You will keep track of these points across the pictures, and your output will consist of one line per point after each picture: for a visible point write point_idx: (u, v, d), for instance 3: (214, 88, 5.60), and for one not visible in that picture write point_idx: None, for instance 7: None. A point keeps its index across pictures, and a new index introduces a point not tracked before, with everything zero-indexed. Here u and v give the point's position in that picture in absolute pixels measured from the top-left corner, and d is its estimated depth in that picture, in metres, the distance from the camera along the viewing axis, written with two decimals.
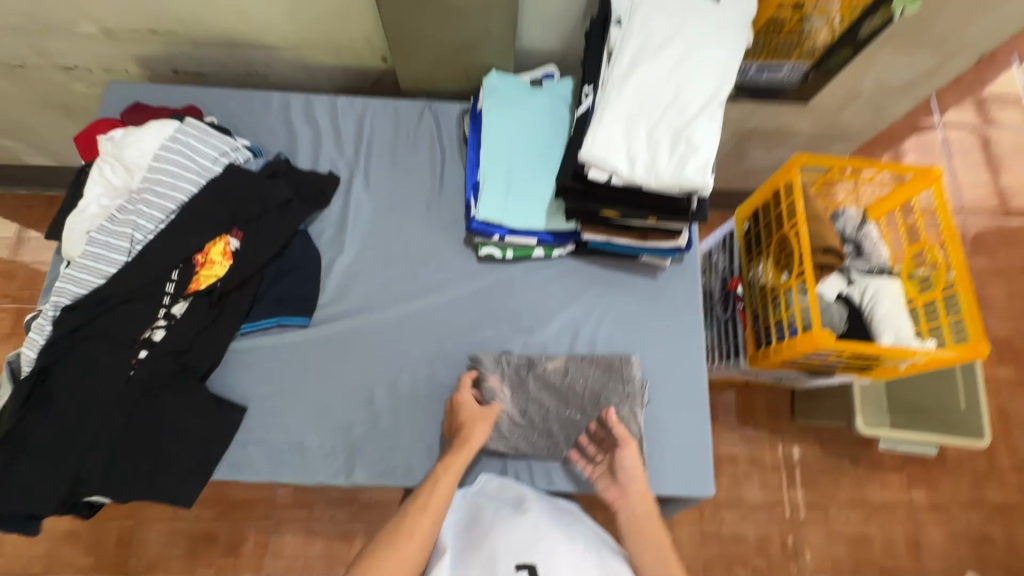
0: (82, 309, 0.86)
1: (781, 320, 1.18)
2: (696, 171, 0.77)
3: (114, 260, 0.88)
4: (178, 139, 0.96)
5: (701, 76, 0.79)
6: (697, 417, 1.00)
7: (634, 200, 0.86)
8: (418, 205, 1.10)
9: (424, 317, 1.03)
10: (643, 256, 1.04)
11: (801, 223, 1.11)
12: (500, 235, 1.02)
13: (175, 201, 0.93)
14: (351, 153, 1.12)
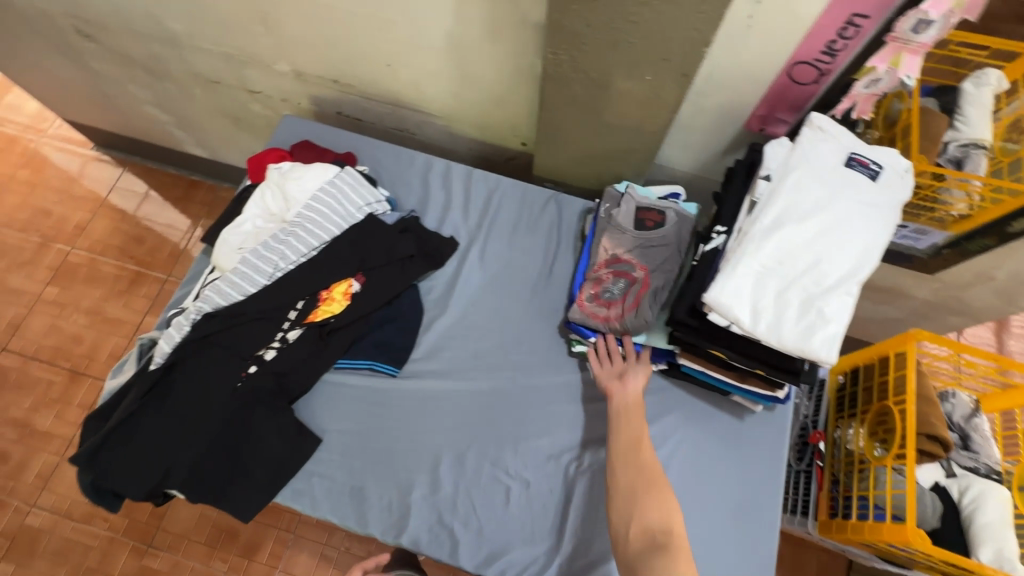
0: (218, 318, 0.95)
1: (866, 496, 1.10)
2: (822, 342, 0.76)
3: (255, 279, 0.97)
4: (334, 184, 1.06)
5: (844, 249, 0.79)
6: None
7: (746, 349, 0.86)
8: (524, 287, 1.15)
9: (504, 397, 1.06)
10: (734, 395, 1.03)
11: (910, 403, 1.05)
12: (597, 338, 1.03)
13: (317, 237, 1.02)
14: (474, 223, 1.20)
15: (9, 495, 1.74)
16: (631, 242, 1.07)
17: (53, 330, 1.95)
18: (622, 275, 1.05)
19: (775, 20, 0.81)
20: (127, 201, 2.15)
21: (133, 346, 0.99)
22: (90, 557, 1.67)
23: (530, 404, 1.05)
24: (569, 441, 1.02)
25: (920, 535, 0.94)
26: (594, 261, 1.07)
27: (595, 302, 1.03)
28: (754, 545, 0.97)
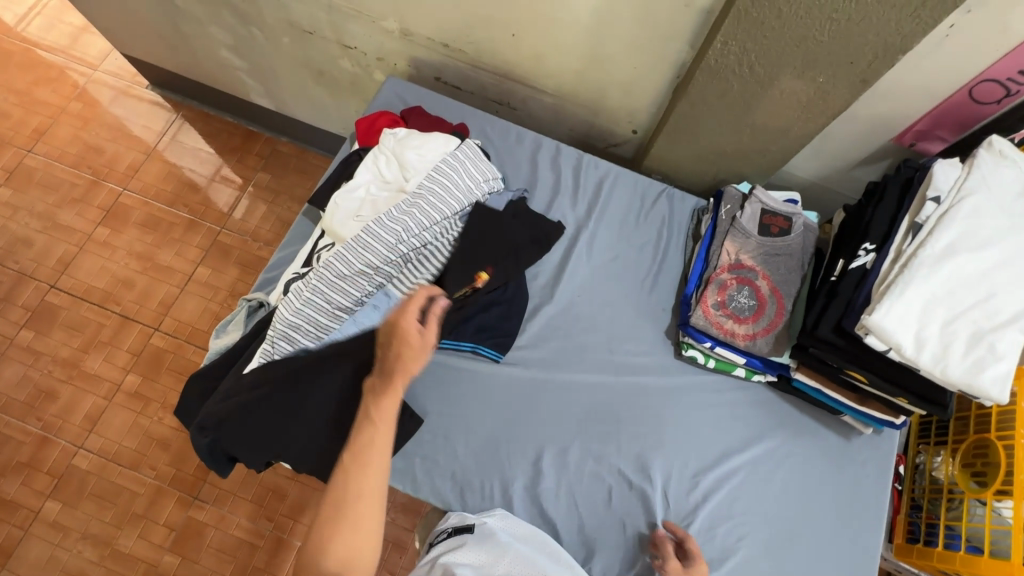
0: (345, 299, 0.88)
1: (955, 527, 1.09)
2: (993, 380, 0.73)
3: (375, 249, 0.89)
4: (456, 156, 1.01)
5: (1020, 285, 0.76)
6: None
7: (891, 375, 0.83)
8: (631, 282, 1.11)
9: (609, 393, 1.03)
10: (845, 415, 1.01)
11: (1019, 440, 1.03)
12: (712, 344, 1.00)
13: (438, 210, 0.95)
14: (583, 211, 1.15)
15: (56, 434, 1.73)
16: (754, 249, 1.03)
17: (103, 272, 1.91)
18: (746, 286, 1.01)
19: (979, 31, 0.76)
20: (183, 145, 2.09)
21: (238, 306, 0.95)
22: (136, 503, 1.67)
23: (634, 403, 1.03)
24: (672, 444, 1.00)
25: None
26: (715, 265, 1.03)
27: (719, 312, 0.99)
28: (856, 566, 0.96)
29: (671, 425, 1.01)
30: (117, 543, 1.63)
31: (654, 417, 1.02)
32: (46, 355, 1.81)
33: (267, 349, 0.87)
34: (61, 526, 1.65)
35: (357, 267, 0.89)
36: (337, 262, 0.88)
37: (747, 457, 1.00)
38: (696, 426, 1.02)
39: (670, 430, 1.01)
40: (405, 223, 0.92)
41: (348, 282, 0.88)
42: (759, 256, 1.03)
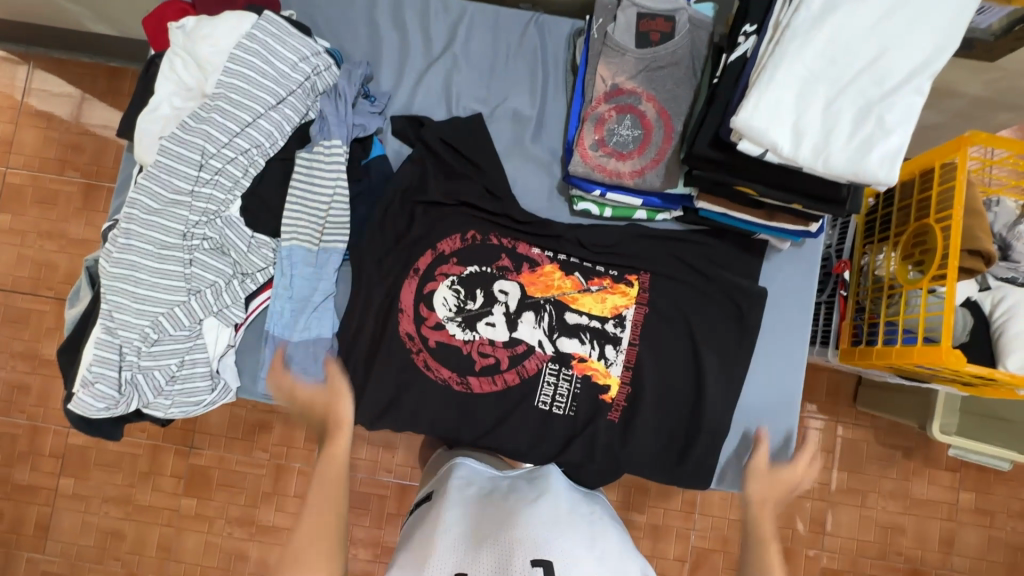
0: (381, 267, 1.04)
1: (895, 321, 1.05)
2: (880, 162, 0.62)
3: (183, 173, 0.79)
4: (256, 37, 0.83)
5: (911, 36, 0.62)
6: (784, 427, 0.95)
7: (779, 181, 0.72)
8: (509, 143, 0.98)
9: (530, 259, 0.95)
10: (760, 235, 0.92)
11: (956, 219, 0.94)
12: (603, 191, 0.89)
13: (249, 111, 0.82)
14: (441, 70, 0.99)
15: (44, 422, 1.78)
16: (632, 68, 0.87)
17: (22, 260, 1.83)
18: (627, 115, 0.87)
19: None
20: (47, 103, 1.86)
21: (80, 270, 0.87)
22: (140, 463, 1.77)
23: (564, 271, 0.95)
24: (627, 305, 0.94)
25: (959, 355, 0.89)
26: (591, 98, 0.88)
27: (599, 152, 0.87)
28: (780, 418, 0.95)
29: (604, 275, 0.95)
30: (136, 499, 1.76)
31: (587, 279, 0.95)
32: (3, 352, 1.81)
33: (108, 308, 0.78)
34: (82, 496, 1.77)
35: (172, 197, 0.79)
36: (143, 197, 0.78)
37: (669, 330, 0.94)
38: (643, 275, 0.95)
39: (608, 282, 0.94)
40: (205, 132, 0.79)
41: (163, 215, 0.79)
42: (640, 75, 0.87)
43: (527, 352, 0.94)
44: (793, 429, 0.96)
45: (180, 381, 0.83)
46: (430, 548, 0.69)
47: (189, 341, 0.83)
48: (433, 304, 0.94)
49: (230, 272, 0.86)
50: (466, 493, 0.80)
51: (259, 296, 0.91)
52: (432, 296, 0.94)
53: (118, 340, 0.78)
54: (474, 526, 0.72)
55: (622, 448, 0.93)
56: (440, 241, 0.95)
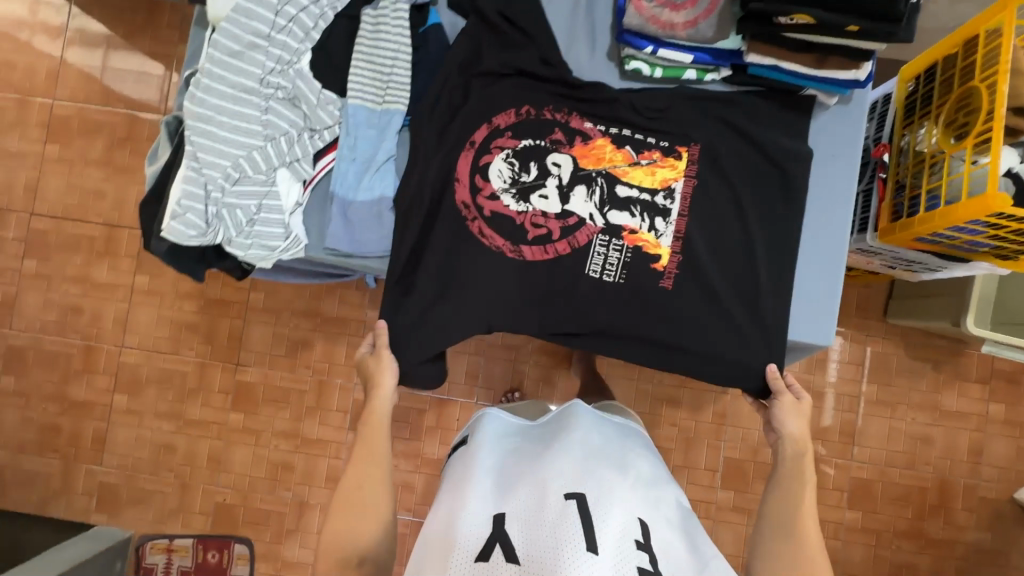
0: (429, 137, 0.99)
1: (937, 189, 1.07)
2: None
3: (261, 18, 0.83)
4: None
5: None
6: (825, 304, 0.98)
7: (835, 3, 0.75)
8: (559, 14, 1.00)
9: (582, 133, 0.98)
10: (808, 91, 0.95)
11: (1003, 75, 0.95)
12: (654, 47, 0.92)
13: None
14: None
15: (97, 341, 1.87)
16: None
17: (71, 189, 1.90)
18: None
19: None
20: (83, 61, 1.92)
21: (160, 127, 0.92)
22: (189, 379, 1.85)
23: (615, 144, 0.98)
24: (675, 172, 0.97)
25: (1004, 198, 0.91)
26: None
27: (652, 4, 0.89)
28: (826, 275, 0.98)
29: (654, 148, 0.97)
30: (186, 415, 1.85)
31: (637, 152, 0.97)
32: (57, 276, 1.89)
33: (193, 148, 0.83)
34: (135, 411, 1.86)
35: (250, 40, 0.83)
36: (224, 39, 0.82)
37: (718, 200, 0.97)
38: (693, 147, 0.97)
39: (658, 155, 0.97)
40: None
41: (242, 59, 0.83)
42: None
43: (577, 225, 0.97)
44: (839, 286, 0.99)
45: (258, 224, 0.88)
46: (482, 485, 0.92)
47: (265, 186, 0.88)
48: (489, 175, 0.98)
49: (301, 125, 0.90)
50: (506, 447, 1.02)
51: (326, 157, 0.95)
52: (488, 168, 0.98)
53: (203, 178, 0.83)
54: (515, 468, 0.94)
55: (669, 319, 0.96)
56: (496, 115, 0.98)
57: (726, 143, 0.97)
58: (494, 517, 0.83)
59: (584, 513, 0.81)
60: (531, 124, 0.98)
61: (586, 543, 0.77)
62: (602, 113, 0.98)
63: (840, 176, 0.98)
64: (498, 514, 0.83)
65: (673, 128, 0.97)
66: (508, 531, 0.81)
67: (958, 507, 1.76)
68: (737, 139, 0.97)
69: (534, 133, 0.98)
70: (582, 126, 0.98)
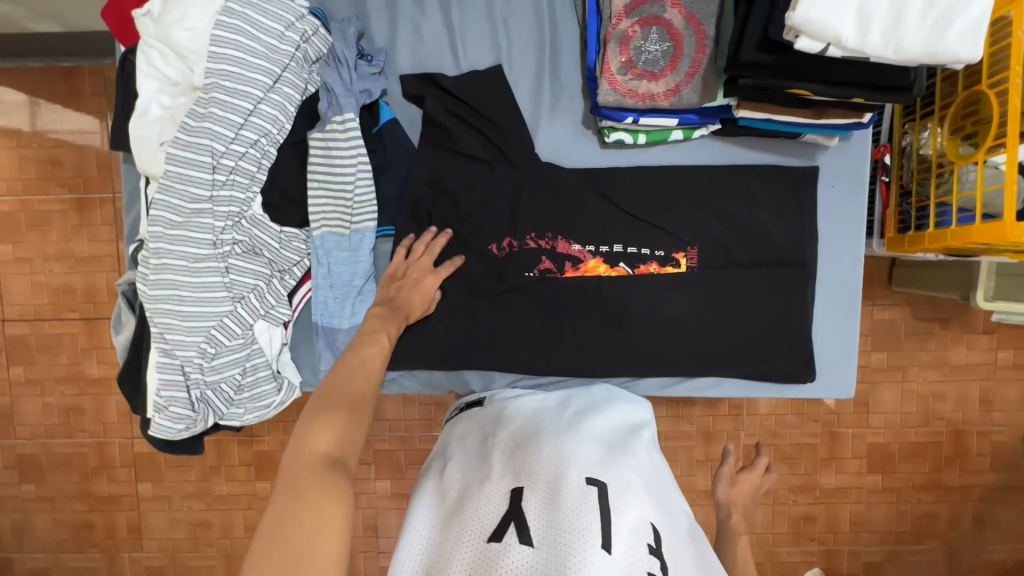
0: None
1: (945, 201, 1.01)
2: (961, 35, 0.56)
3: (197, 179, 0.74)
4: (233, 12, 0.75)
5: None
6: (846, 391, 0.95)
7: (838, 76, 0.66)
8: (521, 92, 0.90)
9: (571, 257, 0.91)
10: (805, 135, 0.87)
11: (1013, 81, 0.87)
12: (635, 117, 0.83)
13: (249, 97, 0.75)
14: (434, 11, 0.89)
15: (107, 436, 1.79)
16: None
17: (38, 288, 1.70)
18: (652, 28, 0.79)
19: None
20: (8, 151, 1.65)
21: (117, 296, 0.84)
22: (208, 457, 1.82)
23: (608, 263, 0.91)
24: (679, 286, 0.90)
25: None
26: (609, 15, 0.80)
27: (627, 75, 0.79)
28: (845, 327, 0.93)
29: (651, 259, 0.91)
30: (213, 491, 1.83)
31: (633, 267, 0.91)
32: (47, 379, 1.75)
33: (159, 330, 0.77)
34: (163, 495, 1.84)
35: (193, 206, 0.74)
36: (162, 212, 0.74)
37: (728, 301, 0.90)
38: (691, 251, 0.90)
39: (655, 267, 0.91)
40: (209, 130, 0.73)
41: (188, 228, 0.75)
42: None
43: (585, 357, 0.92)
44: (856, 339, 0.94)
45: (247, 389, 0.83)
46: (489, 454, 0.72)
47: (245, 348, 0.81)
48: (482, 321, 0.92)
49: (268, 272, 0.83)
50: (523, 403, 0.82)
51: (301, 290, 0.88)
52: (480, 313, 0.92)
53: (178, 360, 0.77)
54: (531, 434, 0.74)
55: None
56: (476, 257, 0.91)
57: (727, 239, 0.90)
58: (494, 492, 0.65)
59: (602, 507, 0.62)
60: (516, 258, 0.91)
61: (601, 539, 0.58)
62: (591, 235, 0.91)
63: (846, 217, 0.91)
64: (515, 490, 0.64)
65: (669, 230, 0.90)
66: (525, 507, 0.62)
67: (973, 454, 1.79)
68: (739, 233, 0.90)
69: (521, 261, 0.91)
70: (571, 248, 0.91)
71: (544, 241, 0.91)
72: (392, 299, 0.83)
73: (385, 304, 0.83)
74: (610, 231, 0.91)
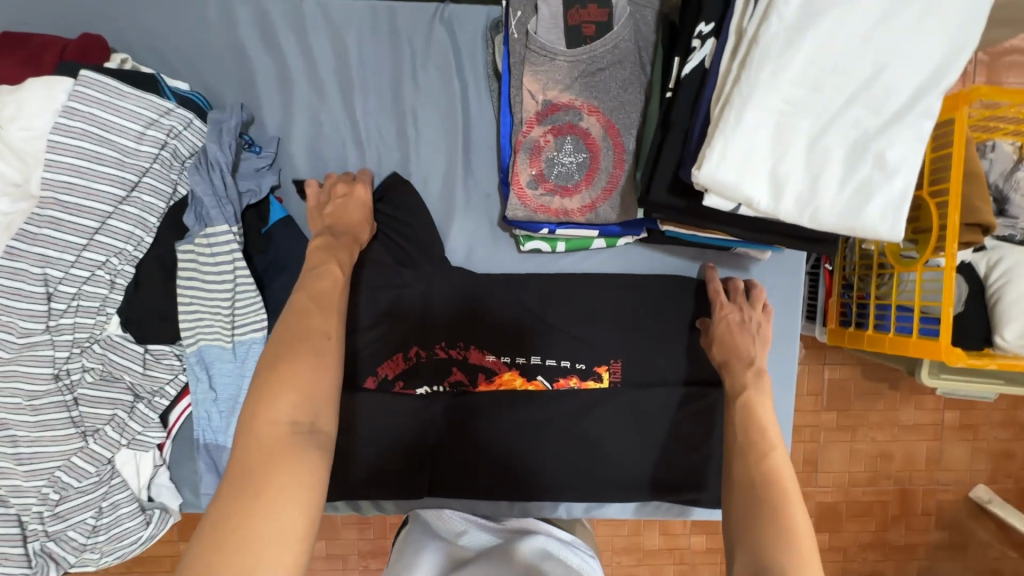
0: None
1: (887, 303, 0.96)
2: (882, 208, 0.49)
3: (28, 308, 0.63)
4: (76, 111, 0.64)
5: (912, 45, 0.47)
6: None
7: (758, 222, 0.59)
8: (432, 188, 0.82)
9: (485, 368, 0.83)
10: (737, 248, 0.80)
11: (955, 195, 0.82)
12: (551, 229, 0.75)
13: (95, 211, 0.65)
14: (334, 98, 0.80)
15: None
16: (566, 75, 0.70)
17: None
18: (566, 137, 0.71)
19: None
20: None
21: None
22: None
23: (525, 376, 0.83)
24: (600, 404, 0.83)
25: (958, 352, 0.82)
26: (521, 121, 0.71)
27: (539, 189, 0.72)
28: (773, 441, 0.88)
29: (571, 372, 0.83)
30: None
31: (551, 381, 0.83)
32: None
33: None
34: None
35: (24, 340, 0.64)
36: None
37: (653, 419, 0.83)
38: (614, 363, 0.83)
39: (575, 381, 0.83)
40: (43, 253, 0.63)
41: (21, 362, 0.64)
42: (574, 84, 0.70)
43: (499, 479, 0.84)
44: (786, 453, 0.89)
45: (104, 531, 0.72)
46: None
47: (100, 487, 0.71)
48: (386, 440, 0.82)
49: (130, 398, 0.73)
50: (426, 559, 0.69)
51: (179, 405, 0.77)
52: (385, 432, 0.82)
53: (13, 509, 0.67)
54: None
55: None
56: (378, 366, 0.82)
57: (654, 353, 0.84)
58: None
59: None
60: (426, 368, 0.83)
61: None
62: (508, 346, 0.83)
63: (780, 330, 0.85)
64: None
65: (591, 342, 0.83)
66: None
67: (919, 513, 1.74)
68: (667, 346, 0.84)
69: (430, 374, 0.83)
70: (484, 360, 0.83)
71: (456, 351, 0.83)
72: (328, 228, 0.73)
73: (327, 232, 0.72)
74: (528, 342, 0.83)
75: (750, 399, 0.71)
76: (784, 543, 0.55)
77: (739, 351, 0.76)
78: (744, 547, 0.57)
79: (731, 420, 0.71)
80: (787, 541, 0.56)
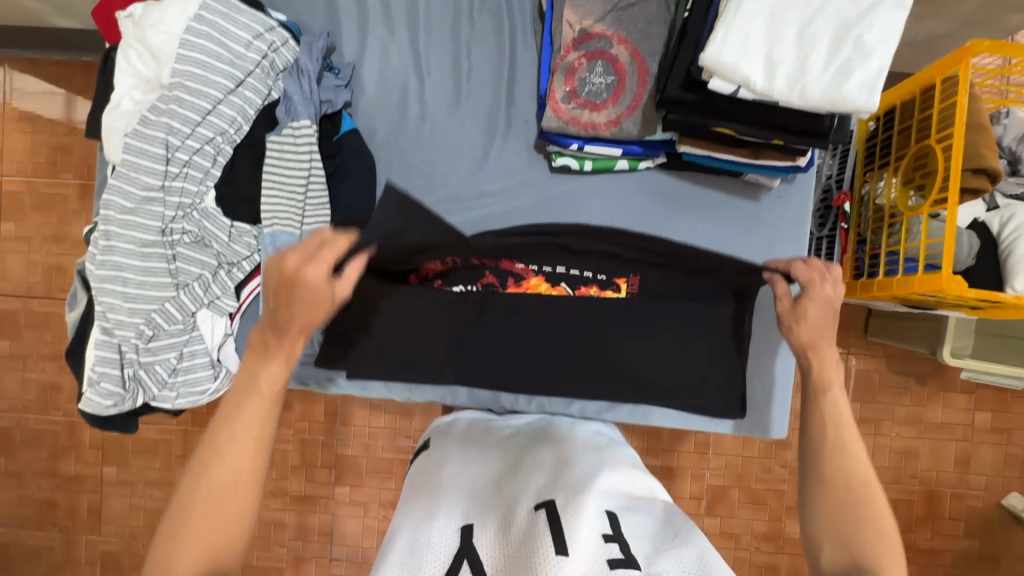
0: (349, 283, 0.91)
1: (896, 250, 1.02)
2: (859, 85, 0.58)
3: (151, 168, 0.79)
4: (204, 19, 0.80)
5: None
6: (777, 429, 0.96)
7: (761, 116, 0.68)
8: (478, 113, 0.95)
9: (514, 274, 0.92)
10: (748, 174, 0.89)
11: (958, 138, 0.88)
12: (580, 144, 0.86)
13: (209, 98, 0.80)
14: (402, 32, 0.94)
15: None
16: (600, 8, 0.82)
17: (32, 266, 1.52)
18: (598, 61, 0.82)
19: None
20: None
21: (73, 274, 0.89)
22: None
23: (550, 282, 0.91)
24: (616, 312, 0.90)
25: (959, 281, 0.87)
26: (559, 47, 0.84)
27: (572, 103, 0.83)
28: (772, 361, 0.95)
29: (592, 282, 0.91)
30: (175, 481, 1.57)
31: (573, 288, 0.92)
32: None
33: (102, 308, 0.80)
34: None
35: (144, 195, 0.79)
36: (116, 198, 0.78)
37: (667, 328, 0.90)
38: (633, 277, 0.90)
39: (595, 291, 0.91)
40: (166, 125, 0.79)
41: (139, 214, 0.80)
42: (607, 16, 0.82)
43: (519, 373, 0.94)
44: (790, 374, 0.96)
45: (182, 373, 0.85)
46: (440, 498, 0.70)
47: (184, 334, 0.85)
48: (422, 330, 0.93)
49: (214, 264, 0.86)
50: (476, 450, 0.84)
51: (249, 285, 0.89)
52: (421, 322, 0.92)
53: (115, 339, 0.81)
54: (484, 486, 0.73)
55: None
56: (423, 265, 0.90)
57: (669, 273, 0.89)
58: (446, 537, 0.62)
59: (554, 522, 0.60)
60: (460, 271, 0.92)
61: (554, 545, 0.56)
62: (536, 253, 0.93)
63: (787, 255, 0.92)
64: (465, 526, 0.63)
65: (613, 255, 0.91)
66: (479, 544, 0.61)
67: (947, 517, 1.49)
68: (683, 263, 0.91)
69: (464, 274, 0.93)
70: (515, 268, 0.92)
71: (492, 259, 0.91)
72: (276, 317, 0.63)
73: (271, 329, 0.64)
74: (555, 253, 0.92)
75: (835, 396, 0.71)
76: (867, 544, 0.63)
77: (825, 333, 0.74)
78: (830, 538, 0.65)
79: (811, 410, 0.71)
80: (879, 535, 0.64)
